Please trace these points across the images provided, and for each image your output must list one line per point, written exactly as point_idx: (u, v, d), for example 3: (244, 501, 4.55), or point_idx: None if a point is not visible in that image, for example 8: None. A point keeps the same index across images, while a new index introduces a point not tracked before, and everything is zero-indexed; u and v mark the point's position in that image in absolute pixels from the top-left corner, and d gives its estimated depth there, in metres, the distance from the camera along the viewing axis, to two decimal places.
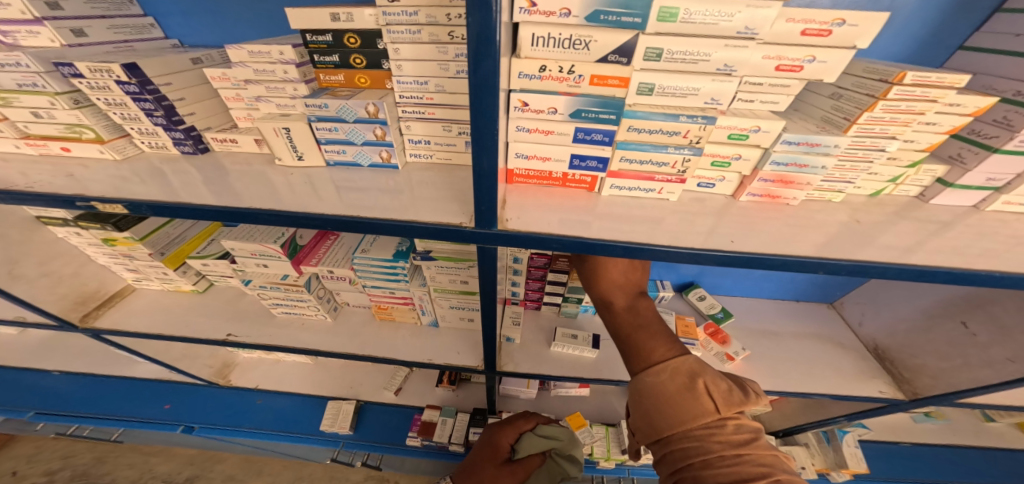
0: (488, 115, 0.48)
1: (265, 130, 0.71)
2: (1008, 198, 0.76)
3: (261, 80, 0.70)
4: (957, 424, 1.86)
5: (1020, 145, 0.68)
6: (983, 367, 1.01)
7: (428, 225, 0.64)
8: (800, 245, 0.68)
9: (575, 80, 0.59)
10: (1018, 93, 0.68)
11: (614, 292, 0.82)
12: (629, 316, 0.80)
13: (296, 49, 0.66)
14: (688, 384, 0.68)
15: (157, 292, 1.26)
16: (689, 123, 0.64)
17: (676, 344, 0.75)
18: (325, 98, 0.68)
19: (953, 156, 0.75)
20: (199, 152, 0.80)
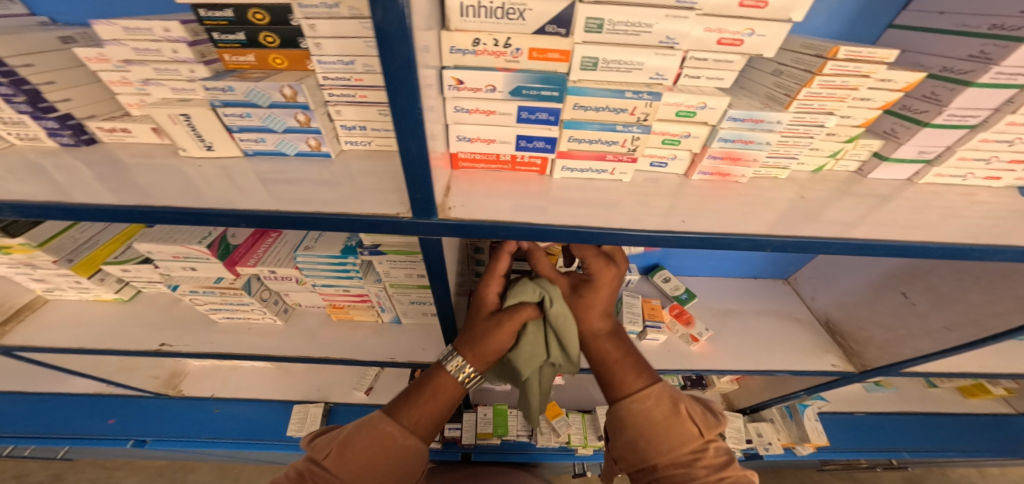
0: (409, 94, 0.43)
1: (159, 117, 0.62)
2: (940, 171, 0.79)
3: (145, 60, 0.62)
4: (905, 392, 2.02)
5: (948, 119, 0.69)
6: (924, 336, 1.08)
7: (363, 217, 0.58)
8: (749, 223, 0.68)
9: (512, 55, 0.55)
10: (945, 69, 0.69)
11: (598, 320, 0.82)
12: (612, 342, 0.82)
13: (185, 26, 0.59)
14: (674, 410, 0.76)
15: (77, 303, 1.13)
16: (635, 100, 0.61)
17: (653, 370, 0.82)
18: (226, 80, 0.60)
19: (886, 131, 0.77)
20: (83, 144, 0.71)
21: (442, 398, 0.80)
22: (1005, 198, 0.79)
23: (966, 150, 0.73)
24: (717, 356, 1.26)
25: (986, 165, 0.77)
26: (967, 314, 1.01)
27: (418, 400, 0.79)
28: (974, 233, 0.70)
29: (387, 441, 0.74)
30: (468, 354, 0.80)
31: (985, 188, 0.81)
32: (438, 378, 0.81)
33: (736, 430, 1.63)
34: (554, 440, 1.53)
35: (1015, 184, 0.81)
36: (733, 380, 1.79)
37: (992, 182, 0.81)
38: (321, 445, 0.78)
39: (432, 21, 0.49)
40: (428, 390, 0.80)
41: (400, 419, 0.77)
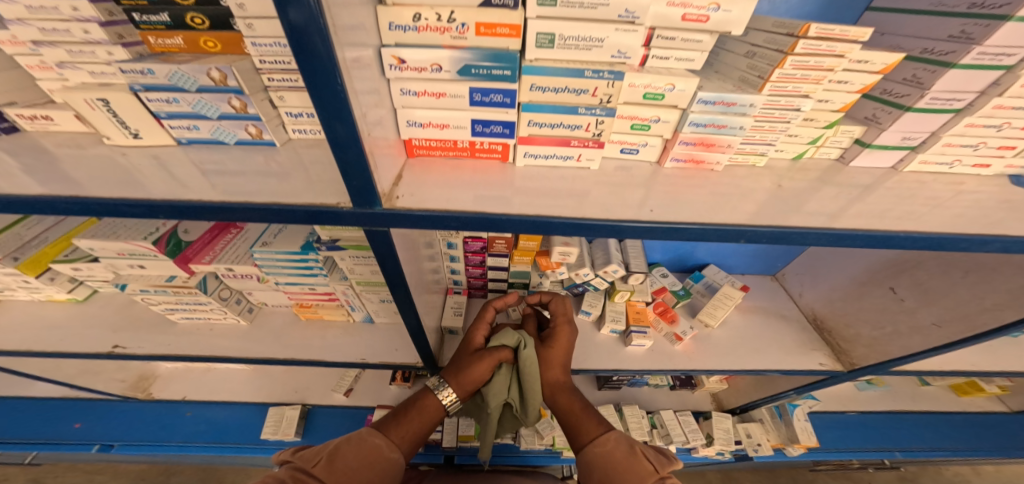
0: (321, 65, 0.38)
1: (74, 102, 0.58)
2: (925, 158, 0.75)
3: (56, 41, 0.57)
4: (898, 390, 1.99)
5: (930, 103, 0.66)
6: (912, 333, 1.04)
7: (296, 207, 0.53)
8: (722, 213, 0.63)
9: (458, 31, 0.51)
10: (924, 51, 0.65)
11: (557, 369, 0.97)
12: (569, 391, 0.95)
13: (97, 5, 0.54)
14: (631, 449, 0.83)
15: (28, 303, 1.08)
16: (596, 79, 0.57)
17: (605, 421, 0.91)
18: (146, 62, 0.56)
19: (868, 117, 0.74)
20: (3, 132, 0.65)
21: (429, 419, 0.90)
22: (994, 186, 0.75)
23: (952, 135, 0.69)
24: (702, 354, 1.22)
25: (974, 151, 0.73)
26: (957, 309, 0.97)
27: (409, 417, 0.89)
28: (962, 223, 0.66)
29: (378, 452, 0.80)
30: (451, 381, 0.91)
31: (973, 177, 0.77)
32: (428, 402, 0.91)
33: (725, 431, 1.58)
34: (536, 443, 1.46)
35: (1005, 172, 0.77)
36: (721, 379, 1.75)
37: (981, 169, 0.77)
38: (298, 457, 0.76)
39: None
40: (419, 409, 0.90)
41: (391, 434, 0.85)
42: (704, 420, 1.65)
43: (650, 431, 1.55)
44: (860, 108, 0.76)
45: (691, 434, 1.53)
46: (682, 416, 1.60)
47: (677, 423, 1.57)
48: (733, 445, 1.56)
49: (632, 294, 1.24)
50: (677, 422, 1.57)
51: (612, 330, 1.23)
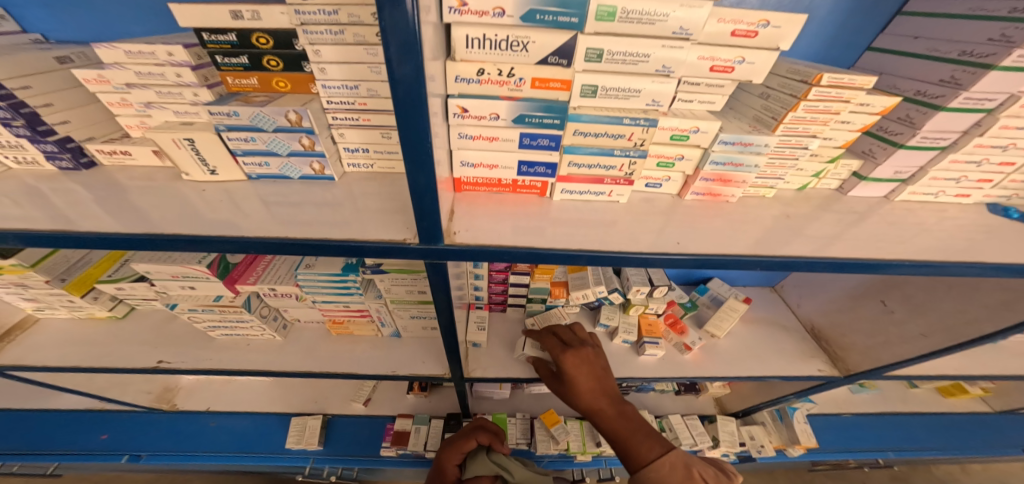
0: (421, 124, 0.45)
1: (161, 141, 0.63)
2: (914, 189, 0.83)
3: (147, 83, 0.62)
4: (888, 393, 2.09)
5: (921, 141, 0.75)
6: (903, 342, 1.13)
7: (366, 244, 0.59)
8: (740, 242, 0.71)
9: (516, 84, 0.58)
10: (919, 93, 0.74)
11: (599, 400, 1.03)
12: (618, 419, 1.01)
13: (188, 50, 0.59)
14: (687, 475, 0.94)
15: (68, 321, 1.12)
16: (633, 126, 0.63)
17: (663, 442, 0.99)
18: (231, 105, 0.61)
19: (866, 151, 0.83)
20: (82, 167, 0.70)
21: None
22: (974, 214, 0.84)
23: (938, 170, 0.79)
24: (709, 363, 1.29)
25: (957, 183, 0.82)
26: (944, 322, 1.06)
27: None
28: (947, 249, 0.74)
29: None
30: None
31: (956, 205, 0.86)
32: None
33: (729, 433, 1.66)
34: (552, 448, 1.50)
35: (984, 201, 0.86)
36: (724, 384, 1.84)
37: (962, 198, 0.86)
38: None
39: (437, 51, 0.51)
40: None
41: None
42: (709, 424, 1.73)
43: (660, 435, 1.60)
44: (859, 142, 0.85)
45: (698, 437, 1.60)
46: (689, 421, 1.66)
47: (684, 427, 1.63)
48: (737, 447, 1.65)
49: (646, 308, 1.32)
50: (686, 426, 1.64)
51: (624, 340, 1.31)
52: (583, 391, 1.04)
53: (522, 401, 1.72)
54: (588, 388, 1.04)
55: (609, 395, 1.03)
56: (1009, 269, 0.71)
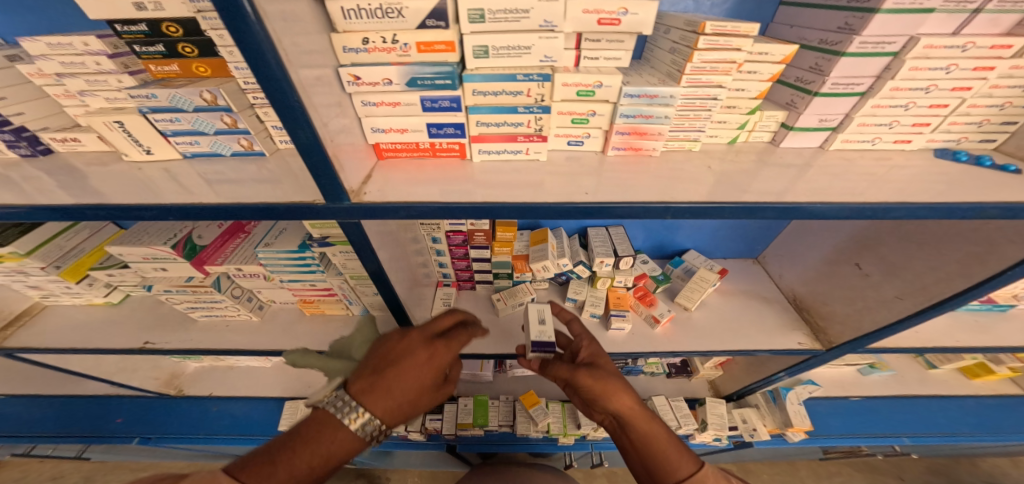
0: (271, 71, 0.45)
1: (94, 124, 0.66)
2: (847, 136, 0.81)
3: (73, 72, 0.63)
4: (903, 374, 1.94)
5: (834, 88, 0.73)
6: (880, 307, 1.07)
7: (277, 206, 0.63)
8: (653, 192, 0.73)
9: (402, 49, 0.58)
10: (822, 41, 0.73)
11: (625, 402, 0.88)
12: (638, 420, 0.88)
13: (103, 40, 0.61)
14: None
15: (72, 308, 1.23)
16: (527, 82, 0.66)
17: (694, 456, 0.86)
18: (150, 88, 0.63)
19: (788, 103, 0.81)
20: (39, 153, 0.73)
21: (339, 450, 0.74)
22: (918, 160, 0.81)
23: (863, 115, 0.76)
24: (680, 335, 1.27)
25: (891, 129, 0.79)
26: (917, 282, 1.00)
27: (300, 448, 0.72)
28: (876, 193, 0.72)
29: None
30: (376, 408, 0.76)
31: (897, 152, 0.83)
32: (338, 433, 0.74)
33: (719, 416, 1.59)
34: (534, 430, 1.51)
35: (929, 146, 0.83)
36: (717, 366, 1.78)
37: (904, 145, 0.82)
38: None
39: (312, 25, 0.52)
40: (320, 427, 0.73)
41: (278, 469, 0.69)
42: (699, 407, 1.67)
43: None
44: (780, 93, 0.83)
45: (681, 418, 1.57)
46: (674, 402, 1.62)
47: (669, 408, 1.59)
48: (727, 430, 1.58)
49: (613, 281, 1.31)
50: (670, 408, 1.60)
51: (591, 314, 1.30)
52: (613, 397, 0.88)
53: (503, 384, 1.74)
54: (615, 392, 0.88)
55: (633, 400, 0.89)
56: (936, 209, 0.69)
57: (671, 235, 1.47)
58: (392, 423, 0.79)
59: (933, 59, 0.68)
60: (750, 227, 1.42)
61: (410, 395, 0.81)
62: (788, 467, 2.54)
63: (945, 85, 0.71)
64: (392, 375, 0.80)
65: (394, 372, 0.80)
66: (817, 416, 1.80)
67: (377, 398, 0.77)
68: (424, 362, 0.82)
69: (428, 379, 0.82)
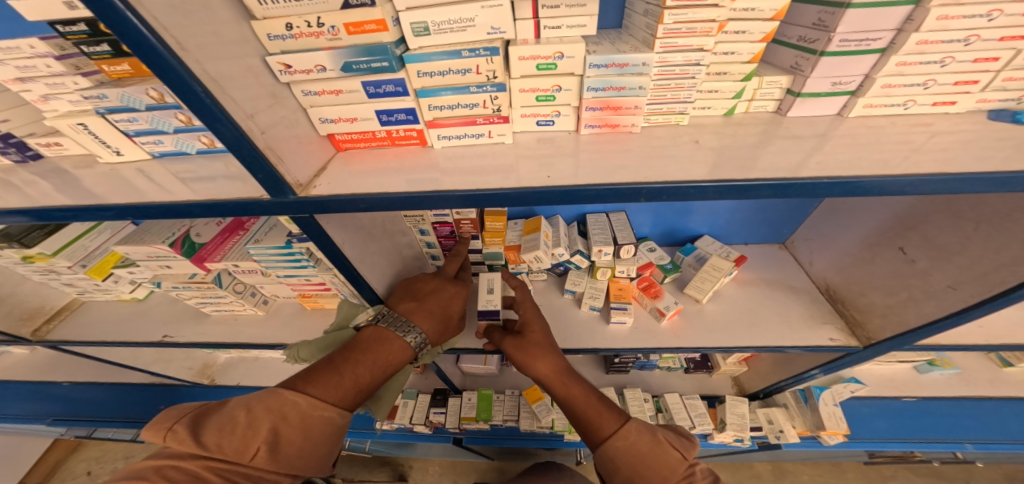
0: (163, 62, 0.41)
1: (61, 127, 0.68)
2: (870, 101, 0.70)
3: (32, 77, 0.64)
4: (968, 373, 1.65)
5: (843, 45, 0.63)
6: (927, 299, 0.90)
7: (228, 201, 0.63)
8: (630, 172, 0.66)
9: (331, 33, 0.55)
10: None
11: (542, 364, 0.91)
12: (561, 378, 0.90)
13: (46, 41, 0.60)
14: (655, 440, 0.83)
15: (105, 304, 1.35)
16: (475, 58, 0.61)
17: (618, 412, 0.88)
18: (99, 87, 0.64)
19: (793, 66, 0.71)
20: (29, 159, 0.76)
21: (395, 362, 0.82)
22: (962, 124, 0.68)
23: (887, 76, 0.65)
24: (689, 331, 1.16)
25: (926, 89, 0.67)
26: (974, 268, 0.83)
27: (360, 360, 0.78)
28: (899, 163, 0.61)
29: (300, 409, 0.68)
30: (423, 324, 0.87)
31: (938, 116, 0.70)
32: (393, 346, 0.83)
33: (739, 416, 1.50)
34: (535, 424, 1.53)
35: (981, 108, 0.70)
36: (740, 361, 1.64)
37: (947, 107, 0.70)
38: (192, 427, 0.63)
39: (224, 11, 0.49)
40: (379, 342, 0.82)
41: (345, 375, 0.75)
42: (719, 405, 1.59)
43: (655, 415, 1.54)
44: (783, 56, 0.73)
45: (696, 418, 1.50)
46: (689, 400, 1.56)
47: (682, 407, 1.54)
48: (748, 430, 1.48)
49: (614, 271, 1.22)
50: (683, 406, 1.54)
51: (592, 307, 1.23)
52: (531, 359, 0.92)
53: (505, 379, 1.78)
54: (535, 354, 0.92)
55: (554, 359, 0.92)
56: (977, 181, 0.57)
57: (681, 220, 1.35)
58: (431, 341, 0.90)
59: (969, 5, 0.56)
60: (771, 208, 1.27)
61: (448, 318, 0.92)
62: (833, 468, 2.34)
63: (989, 35, 0.59)
64: (431, 302, 0.91)
65: (431, 300, 0.91)
66: (859, 419, 1.60)
67: (421, 318, 0.88)
68: (453, 295, 0.94)
69: (457, 309, 0.95)
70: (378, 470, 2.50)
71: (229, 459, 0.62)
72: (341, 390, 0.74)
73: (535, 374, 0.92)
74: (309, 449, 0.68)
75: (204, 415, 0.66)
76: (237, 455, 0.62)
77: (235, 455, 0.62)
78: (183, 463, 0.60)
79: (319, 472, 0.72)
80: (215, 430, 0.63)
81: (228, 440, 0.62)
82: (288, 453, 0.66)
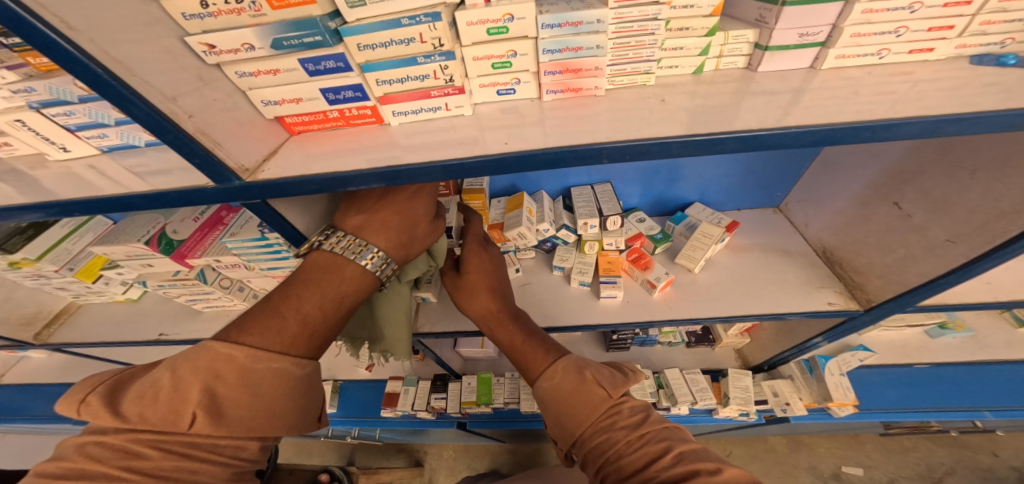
0: (44, 38, 0.38)
1: (0, 125, 0.67)
2: (842, 52, 0.64)
3: None
4: (982, 336, 1.57)
5: None
6: (926, 255, 0.84)
7: (174, 192, 0.62)
8: (590, 135, 0.61)
9: (253, 9, 0.51)
10: None
11: (477, 303, 0.92)
12: (495, 319, 0.90)
13: None
14: (580, 378, 0.79)
15: (102, 306, 1.38)
16: (416, 26, 0.56)
17: (549, 350, 0.86)
18: (27, 81, 0.61)
19: (758, 19, 0.65)
20: None
21: (352, 292, 0.71)
22: (944, 72, 0.61)
23: (854, 25, 0.59)
24: (682, 302, 1.12)
25: (898, 37, 0.61)
26: (971, 218, 0.76)
27: (302, 294, 0.66)
28: (880, 109, 0.56)
29: (232, 364, 0.59)
30: (375, 235, 0.71)
31: (916, 65, 0.64)
32: (346, 274, 0.69)
33: (742, 390, 1.46)
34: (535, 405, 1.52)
35: (962, 54, 0.63)
36: (742, 332, 1.60)
37: (924, 56, 0.64)
38: (108, 398, 0.57)
39: None
40: (326, 270, 0.68)
41: (288, 317, 0.65)
42: (722, 379, 1.55)
43: (655, 392, 1.52)
44: (748, 9, 0.67)
45: (698, 393, 1.47)
46: (690, 376, 1.52)
47: (683, 382, 1.51)
48: (752, 404, 1.44)
49: (602, 244, 1.19)
50: (684, 382, 1.51)
51: (581, 283, 1.19)
52: (468, 298, 0.93)
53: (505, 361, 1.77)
54: (471, 292, 0.92)
55: (489, 296, 0.92)
56: (964, 122, 0.52)
57: (669, 189, 1.30)
58: (397, 259, 0.75)
59: None
60: (760, 170, 1.21)
61: (413, 225, 0.76)
62: (849, 440, 2.29)
63: None
64: (384, 211, 0.73)
65: (384, 207, 0.73)
66: (870, 389, 1.55)
67: (373, 232, 0.72)
68: (411, 197, 0.75)
69: (422, 212, 0.77)
70: (392, 457, 2.56)
71: (160, 428, 0.56)
72: (287, 336, 0.64)
73: (474, 313, 0.93)
74: (261, 407, 0.61)
75: (123, 383, 0.60)
76: (169, 424, 0.56)
77: (165, 425, 0.56)
78: (106, 437, 0.55)
79: (289, 429, 0.67)
80: (135, 398, 0.57)
81: (152, 409, 0.56)
82: (235, 415, 0.60)
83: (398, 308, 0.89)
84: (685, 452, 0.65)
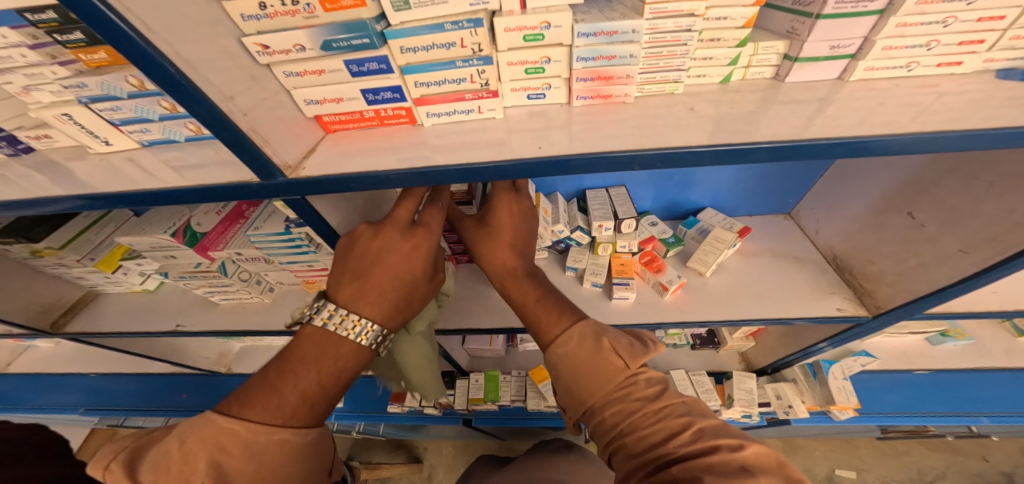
0: (125, 39, 0.39)
1: (46, 118, 0.68)
2: (871, 63, 0.66)
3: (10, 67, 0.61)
4: (983, 345, 1.60)
5: (839, 8, 0.59)
6: (938, 264, 0.86)
7: (220, 186, 0.63)
8: (624, 140, 0.63)
9: (307, 11, 0.53)
10: None
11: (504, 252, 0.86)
12: (520, 278, 0.85)
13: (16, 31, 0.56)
14: (596, 345, 0.74)
15: (118, 296, 1.39)
16: (459, 31, 0.58)
17: (567, 313, 0.80)
18: (78, 76, 0.62)
19: (788, 31, 0.67)
20: (21, 152, 0.76)
21: (348, 367, 0.72)
22: (968, 86, 0.64)
23: (887, 38, 0.61)
24: (694, 306, 1.14)
25: (929, 51, 0.63)
26: (986, 230, 0.78)
27: (298, 370, 0.68)
28: (906, 122, 0.58)
29: (235, 438, 0.62)
30: (365, 306, 0.71)
31: (942, 78, 0.67)
32: (342, 350, 0.70)
33: (746, 391, 1.49)
34: (541, 404, 1.55)
35: (989, 68, 0.66)
36: (747, 336, 1.62)
37: (953, 68, 0.66)
38: (126, 464, 0.59)
39: None
40: (318, 346, 0.69)
41: (285, 392, 0.67)
42: (726, 381, 1.57)
43: None
44: (780, 21, 0.69)
45: (702, 394, 1.49)
46: (695, 377, 1.55)
47: (689, 383, 1.53)
48: (756, 406, 1.47)
49: (615, 246, 1.21)
50: (689, 383, 1.53)
51: (594, 284, 1.21)
52: (497, 244, 0.87)
53: (513, 359, 1.80)
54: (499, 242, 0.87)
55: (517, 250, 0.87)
56: (986, 137, 0.54)
57: (683, 192, 1.32)
58: (390, 327, 0.75)
59: None
60: (772, 176, 1.24)
61: (410, 288, 0.76)
62: (845, 444, 2.33)
63: None
64: (375, 276, 0.72)
65: (376, 272, 0.72)
66: (871, 394, 1.58)
67: (364, 304, 0.71)
68: (409, 254, 0.74)
69: (418, 272, 0.76)
70: (393, 452, 2.58)
71: None
72: (286, 409, 0.66)
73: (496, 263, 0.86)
74: (266, 475, 0.63)
75: (141, 447, 0.63)
76: None
77: None
78: None
79: None
80: (150, 468, 0.59)
81: (165, 480, 0.58)
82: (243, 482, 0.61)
83: (412, 357, 0.91)
84: (704, 428, 0.65)
